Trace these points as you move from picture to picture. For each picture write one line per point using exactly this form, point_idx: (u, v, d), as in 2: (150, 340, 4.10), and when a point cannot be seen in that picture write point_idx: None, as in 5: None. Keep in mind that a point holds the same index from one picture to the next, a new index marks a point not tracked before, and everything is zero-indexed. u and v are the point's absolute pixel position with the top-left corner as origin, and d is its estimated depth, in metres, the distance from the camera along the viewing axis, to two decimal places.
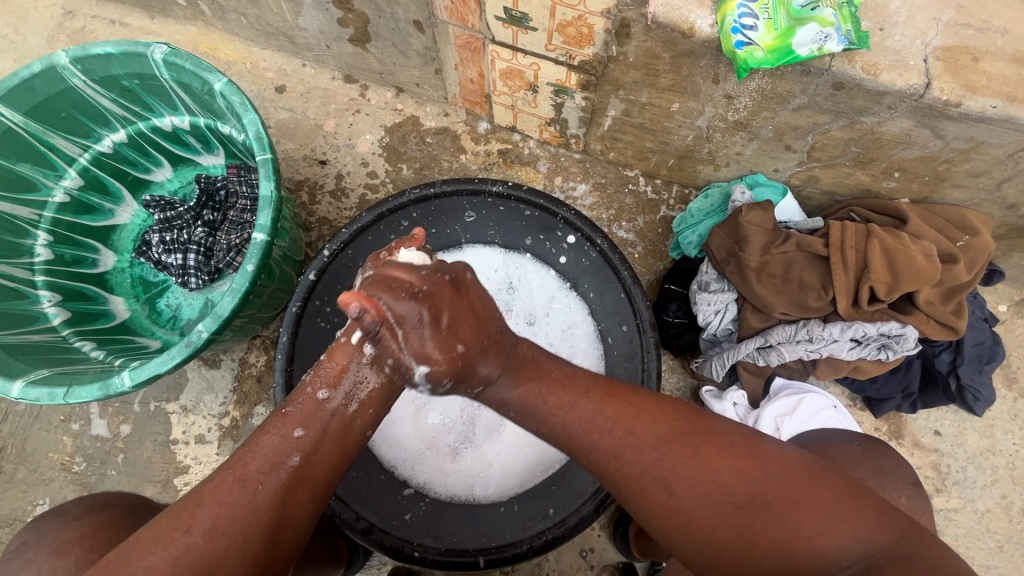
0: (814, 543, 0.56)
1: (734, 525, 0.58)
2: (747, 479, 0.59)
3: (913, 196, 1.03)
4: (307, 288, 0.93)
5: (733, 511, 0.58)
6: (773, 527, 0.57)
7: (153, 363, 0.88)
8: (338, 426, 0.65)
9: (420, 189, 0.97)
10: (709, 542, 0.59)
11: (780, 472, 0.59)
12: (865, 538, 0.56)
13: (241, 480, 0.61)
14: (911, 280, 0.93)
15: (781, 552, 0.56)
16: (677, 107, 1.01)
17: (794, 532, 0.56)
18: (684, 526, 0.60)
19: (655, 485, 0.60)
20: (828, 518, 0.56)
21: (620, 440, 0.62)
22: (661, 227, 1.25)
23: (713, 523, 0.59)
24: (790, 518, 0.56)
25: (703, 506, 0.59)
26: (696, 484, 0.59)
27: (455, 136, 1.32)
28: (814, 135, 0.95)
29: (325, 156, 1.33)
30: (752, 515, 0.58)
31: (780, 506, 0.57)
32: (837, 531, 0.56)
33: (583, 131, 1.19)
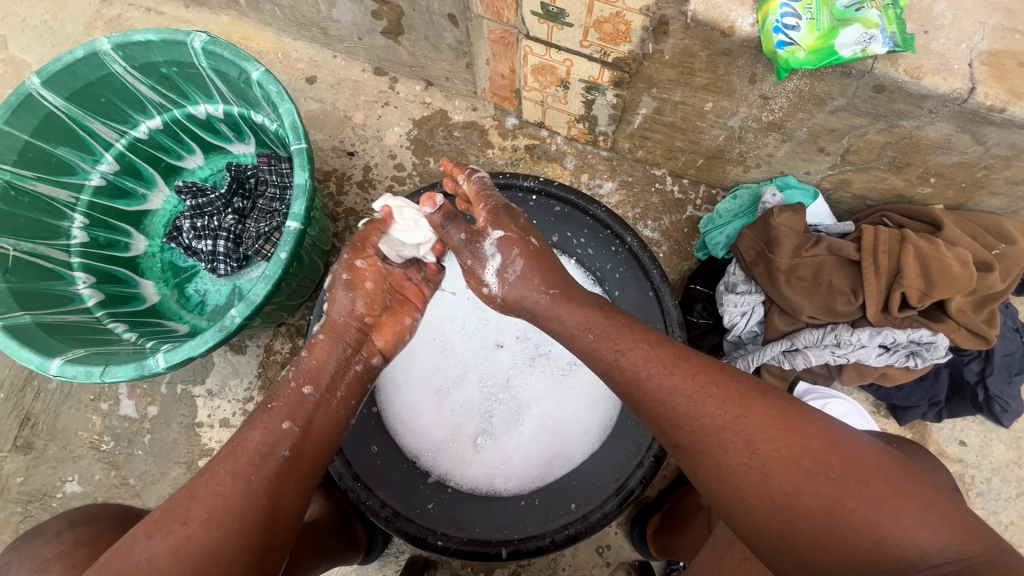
0: (898, 532, 0.52)
1: (812, 501, 0.55)
2: (832, 453, 0.56)
3: (947, 202, 1.01)
4: None
5: (810, 486, 0.55)
6: (859, 508, 0.53)
7: (187, 347, 0.90)
8: (324, 414, 0.72)
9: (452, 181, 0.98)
10: (786, 517, 0.56)
11: (870, 464, 0.55)
12: (955, 537, 0.52)
13: (233, 472, 0.64)
14: (944, 288, 0.91)
15: (859, 544, 0.53)
16: (711, 106, 1.00)
17: (878, 522, 0.53)
18: (752, 489, 0.58)
19: (734, 438, 0.59)
20: (921, 516, 0.52)
21: (700, 392, 0.63)
22: (687, 228, 1.25)
23: (790, 498, 0.56)
24: (873, 513, 0.53)
25: (783, 484, 0.56)
26: (780, 451, 0.58)
27: (483, 131, 1.33)
28: (850, 138, 0.94)
29: (353, 147, 1.34)
30: (836, 490, 0.55)
31: (872, 492, 0.54)
32: (931, 529, 0.51)
33: (612, 129, 1.19)
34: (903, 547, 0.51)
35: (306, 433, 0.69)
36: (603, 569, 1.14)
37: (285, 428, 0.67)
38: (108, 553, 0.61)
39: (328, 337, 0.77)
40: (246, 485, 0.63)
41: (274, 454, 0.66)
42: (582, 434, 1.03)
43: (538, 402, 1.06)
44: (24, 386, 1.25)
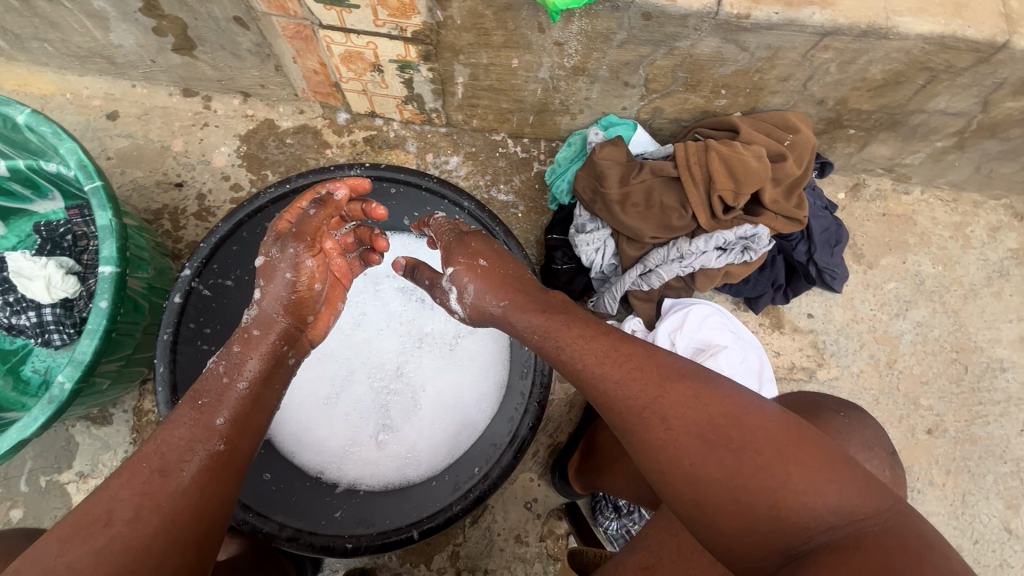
0: (795, 498, 0.53)
1: (723, 474, 0.56)
2: (748, 428, 0.57)
3: (742, 109, 1.13)
4: (176, 313, 0.87)
5: (722, 456, 0.56)
6: (763, 476, 0.54)
7: (14, 431, 0.79)
8: (249, 403, 0.70)
9: (276, 187, 0.93)
10: (701, 489, 0.57)
11: (782, 438, 0.56)
12: (847, 499, 0.53)
13: (160, 470, 0.60)
14: (751, 181, 1.01)
15: (761, 508, 0.54)
16: (518, 62, 1.04)
17: (780, 490, 0.54)
18: (671, 460, 0.58)
19: (653, 416, 0.60)
20: (817, 480, 0.54)
21: (627, 377, 0.64)
22: (538, 184, 1.29)
23: (706, 472, 0.56)
24: (783, 489, 0.54)
25: (700, 461, 0.57)
26: (694, 425, 0.58)
27: (316, 132, 1.28)
28: (644, 67, 1.02)
29: (179, 178, 1.25)
30: (748, 464, 0.55)
31: (784, 467, 0.54)
32: (826, 493, 0.53)
33: (440, 104, 1.20)
34: (799, 513, 0.53)
35: (215, 416, 0.67)
36: (536, 523, 1.17)
37: (220, 423, 0.65)
38: (18, 560, 0.54)
39: (265, 333, 0.77)
40: (151, 479, 0.59)
41: (211, 447, 0.64)
42: (478, 401, 1.05)
43: (430, 384, 1.08)
44: None
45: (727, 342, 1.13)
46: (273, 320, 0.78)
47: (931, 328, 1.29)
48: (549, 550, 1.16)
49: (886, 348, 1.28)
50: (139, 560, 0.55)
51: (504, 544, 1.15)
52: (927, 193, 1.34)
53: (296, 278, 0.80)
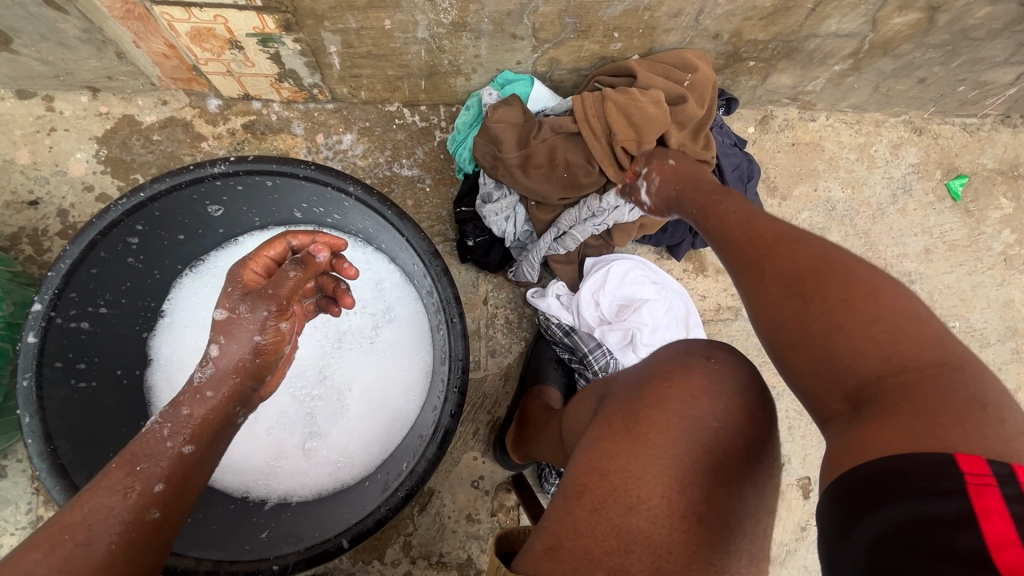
0: (861, 349, 0.52)
1: (793, 320, 0.57)
2: (892, 316, 0.53)
3: (640, 51, 1.07)
4: (34, 355, 0.76)
5: (791, 303, 0.57)
6: (835, 323, 0.54)
7: None
8: (189, 469, 0.64)
9: (126, 197, 0.79)
10: (773, 328, 0.59)
11: (920, 331, 0.52)
12: (912, 356, 0.51)
13: (80, 546, 0.55)
14: (653, 128, 0.97)
15: (824, 353, 0.55)
16: (391, 24, 0.94)
17: (847, 340, 0.53)
18: (757, 300, 0.60)
19: (758, 260, 0.61)
20: (882, 335, 0.52)
21: (742, 219, 0.66)
22: (443, 153, 1.21)
23: (838, 326, 0.54)
24: (908, 368, 0.51)
25: (834, 316, 0.55)
26: (780, 280, 0.58)
27: (186, 124, 1.15)
28: (528, 16, 0.94)
29: (32, 194, 1.10)
30: (872, 336, 0.53)
31: (892, 335, 0.52)
32: (891, 349, 0.51)
33: (319, 78, 1.09)
34: (864, 359, 0.52)
35: (147, 480, 0.61)
36: (486, 499, 1.16)
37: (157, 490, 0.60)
38: None
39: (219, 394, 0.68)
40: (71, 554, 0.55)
41: (145, 516, 0.59)
42: (405, 394, 1.01)
43: (353, 383, 1.03)
44: None
45: (650, 295, 1.12)
46: (227, 377, 0.69)
47: None
48: (501, 523, 1.16)
49: None
50: None
51: (455, 525, 1.15)
52: (832, 118, 1.35)
53: (263, 340, 0.71)
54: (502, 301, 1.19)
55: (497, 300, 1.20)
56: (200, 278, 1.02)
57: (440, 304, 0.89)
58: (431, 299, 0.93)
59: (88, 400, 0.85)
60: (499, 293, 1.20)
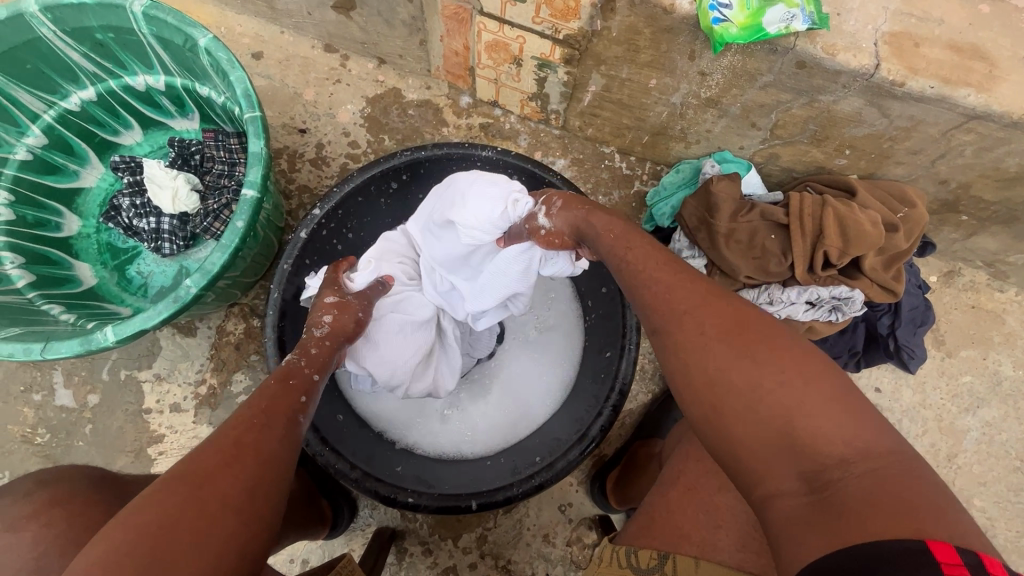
0: (818, 435, 0.51)
1: (745, 390, 0.55)
2: (768, 427, 0.53)
3: (860, 172, 1.14)
4: (298, 247, 0.92)
5: (735, 376, 0.56)
6: (784, 401, 0.53)
7: (139, 319, 0.85)
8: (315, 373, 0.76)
9: (412, 151, 0.96)
10: (725, 401, 0.56)
11: (843, 397, 0.52)
12: (852, 442, 0.50)
13: (276, 409, 0.66)
14: (860, 247, 1.02)
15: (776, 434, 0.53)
16: (655, 83, 1.07)
17: (802, 422, 0.52)
18: (710, 394, 0.57)
19: (709, 342, 0.58)
20: (831, 412, 0.51)
21: (695, 309, 0.61)
22: (635, 202, 1.32)
23: (749, 423, 0.54)
24: (873, 426, 0.51)
25: (744, 357, 0.56)
26: (724, 336, 0.58)
27: (437, 109, 1.34)
28: (777, 112, 1.04)
29: (304, 125, 1.32)
30: (813, 403, 0.52)
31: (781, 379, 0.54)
32: (835, 422, 0.51)
33: (563, 107, 1.24)
34: (832, 443, 0.50)
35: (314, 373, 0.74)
36: (566, 526, 1.18)
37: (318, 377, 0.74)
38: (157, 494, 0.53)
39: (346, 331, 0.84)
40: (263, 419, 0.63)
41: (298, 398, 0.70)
42: (544, 397, 1.07)
43: (503, 372, 1.11)
44: None
45: None
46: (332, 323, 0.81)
47: (999, 431, 1.27)
48: (572, 557, 1.17)
49: (948, 439, 1.26)
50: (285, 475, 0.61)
51: (531, 539, 1.17)
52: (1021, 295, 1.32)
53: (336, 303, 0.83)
54: (644, 349, 1.24)
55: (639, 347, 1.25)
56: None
57: (619, 330, 0.97)
58: (608, 322, 1.01)
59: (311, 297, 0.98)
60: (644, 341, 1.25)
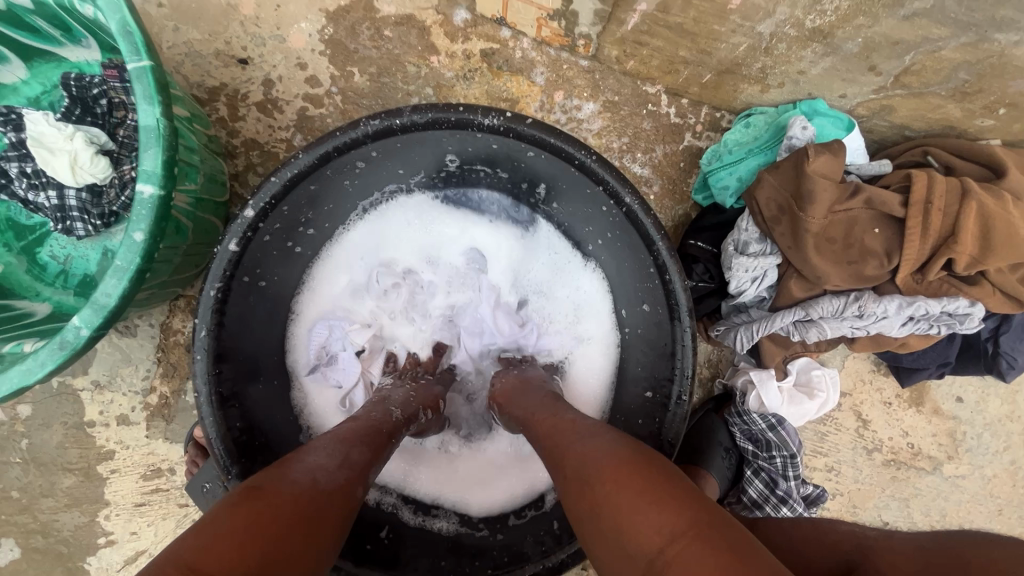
0: (631, 536, 0.41)
1: (573, 502, 0.48)
2: (592, 524, 0.45)
3: (1007, 136, 0.82)
4: (228, 264, 0.66)
5: (569, 484, 0.50)
6: (602, 502, 0.45)
7: (15, 373, 0.62)
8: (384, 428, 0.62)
9: (381, 117, 0.66)
10: (583, 500, 0.47)
11: (653, 477, 0.45)
12: (663, 530, 0.40)
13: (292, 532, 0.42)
14: (1003, 255, 0.74)
15: (613, 541, 0.43)
16: (739, 3, 0.72)
17: (621, 525, 0.43)
18: (566, 508, 0.50)
19: (557, 452, 0.54)
20: (634, 500, 0.43)
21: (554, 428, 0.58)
22: (684, 162, 1.01)
23: (591, 539, 0.45)
24: (687, 504, 0.41)
25: (575, 471, 0.50)
26: (563, 443, 0.54)
27: (423, 29, 0.98)
28: (917, 53, 0.71)
29: (244, 51, 0.98)
30: (627, 499, 0.43)
31: (616, 482, 0.46)
32: (644, 518, 0.42)
33: (597, 30, 0.89)
34: (641, 542, 0.41)
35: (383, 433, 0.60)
36: None
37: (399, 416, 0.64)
38: None
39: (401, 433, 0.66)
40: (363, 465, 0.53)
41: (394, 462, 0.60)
42: None
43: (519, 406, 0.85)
44: None
45: None
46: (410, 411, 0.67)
47: None
48: None
49: None
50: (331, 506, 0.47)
51: None
52: None
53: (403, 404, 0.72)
54: None
55: None
56: (385, 214, 0.85)
57: (666, 366, 0.73)
58: (650, 348, 0.77)
59: (262, 329, 0.76)
60: None
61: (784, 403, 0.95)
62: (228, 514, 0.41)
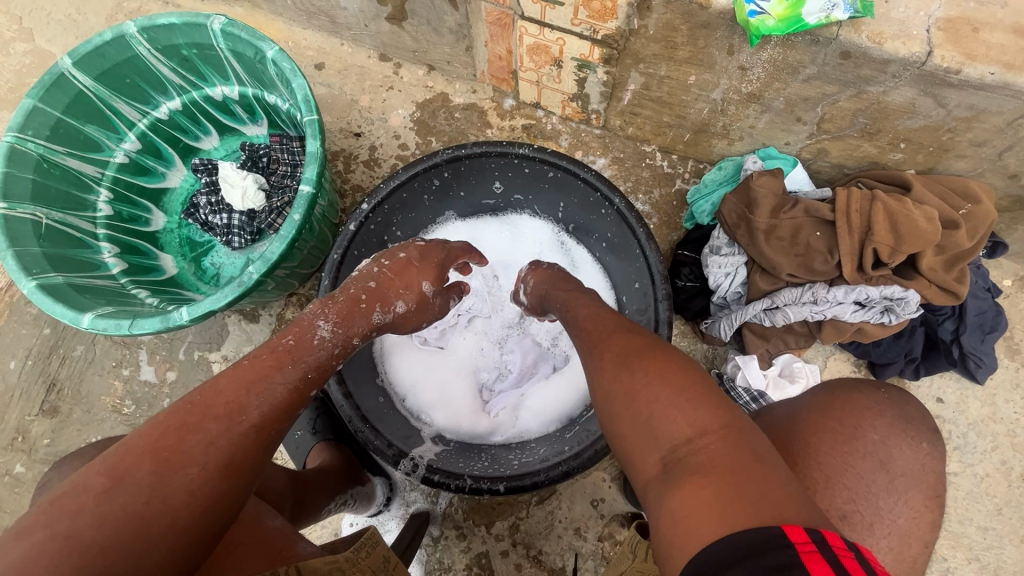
0: (664, 418, 0.59)
1: (616, 387, 0.66)
2: (627, 408, 0.63)
3: (919, 167, 1.08)
4: (348, 239, 0.99)
5: (615, 373, 0.67)
6: (647, 390, 0.62)
7: (208, 300, 0.95)
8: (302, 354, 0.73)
9: (452, 149, 1.01)
10: (626, 385, 0.65)
11: (689, 384, 0.61)
12: (692, 423, 0.58)
13: (163, 461, 0.57)
14: (914, 242, 0.97)
15: (645, 419, 0.61)
16: (694, 79, 1.07)
17: (657, 411, 0.60)
18: (609, 389, 0.67)
19: (607, 350, 0.71)
20: (672, 397, 0.60)
21: (611, 333, 0.74)
22: (676, 200, 1.31)
23: (628, 413, 0.63)
24: (718, 410, 0.59)
25: (625, 369, 0.66)
26: (614, 345, 0.71)
27: (482, 112, 1.39)
28: (823, 105, 1.01)
29: (359, 129, 1.41)
30: (668, 396, 0.60)
31: (660, 378, 0.62)
32: (678, 414, 0.59)
33: (604, 106, 1.26)
34: (666, 426, 0.59)
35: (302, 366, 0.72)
36: (597, 521, 1.18)
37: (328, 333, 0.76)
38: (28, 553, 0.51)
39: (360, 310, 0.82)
40: (242, 430, 0.62)
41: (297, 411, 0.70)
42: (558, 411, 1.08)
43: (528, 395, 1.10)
44: (50, 354, 1.32)
45: None
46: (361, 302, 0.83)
47: None
48: (603, 552, 1.17)
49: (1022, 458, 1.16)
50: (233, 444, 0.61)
51: (562, 531, 1.18)
52: None
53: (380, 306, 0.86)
54: (681, 348, 1.23)
55: (676, 345, 1.23)
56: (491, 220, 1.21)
57: (650, 323, 0.97)
58: (642, 317, 1.01)
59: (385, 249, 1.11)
60: (681, 340, 1.23)
61: (768, 387, 1.13)
62: (128, 462, 0.57)
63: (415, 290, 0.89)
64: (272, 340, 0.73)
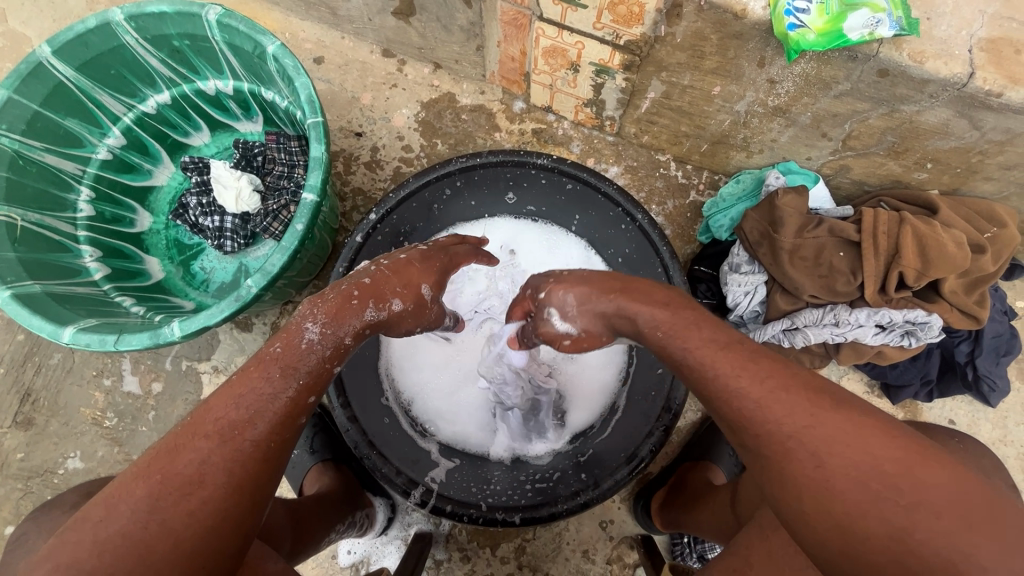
0: (822, 445, 0.55)
1: (759, 410, 0.58)
2: (778, 429, 0.57)
3: (942, 187, 1.06)
4: (353, 250, 0.93)
5: (753, 398, 0.58)
6: (790, 414, 0.56)
7: (202, 316, 0.88)
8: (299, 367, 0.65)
9: (466, 157, 0.96)
10: (770, 408, 0.57)
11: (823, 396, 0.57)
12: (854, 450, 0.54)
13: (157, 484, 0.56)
14: (940, 267, 0.95)
15: (800, 447, 0.55)
16: (719, 91, 1.02)
17: (815, 441, 0.55)
18: (755, 413, 0.58)
19: (730, 361, 0.61)
20: (822, 418, 0.55)
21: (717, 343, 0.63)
22: (690, 212, 1.27)
23: (780, 438, 0.57)
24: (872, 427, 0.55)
25: (757, 387, 0.58)
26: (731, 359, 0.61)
27: (490, 114, 1.33)
28: (852, 122, 0.97)
29: (360, 128, 1.34)
30: (813, 423, 0.56)
31: (801, 400, 0.57)
32: (836, 436, 0.55)
33: (619, 113, 1.21)
34: (829, 456, 0.54)
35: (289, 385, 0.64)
36: (606, 544, 1.15)
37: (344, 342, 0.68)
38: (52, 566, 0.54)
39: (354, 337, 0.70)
40: (240, 447, 0.58)
41: (296, 421, 0.63)
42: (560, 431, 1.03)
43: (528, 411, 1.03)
44: (24, 362, 1.23)
45: None
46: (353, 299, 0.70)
47: None
48: None
49: None
50: (220, 467, 0.57)
51: (570, 554, 1.15)
52: None
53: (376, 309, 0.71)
54: None
55: None
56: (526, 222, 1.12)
57: None
58: None
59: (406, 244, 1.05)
60: None
61: None
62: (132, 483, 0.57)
63: (414, 291, 0.76)
64: (260, 348, 0.64)
